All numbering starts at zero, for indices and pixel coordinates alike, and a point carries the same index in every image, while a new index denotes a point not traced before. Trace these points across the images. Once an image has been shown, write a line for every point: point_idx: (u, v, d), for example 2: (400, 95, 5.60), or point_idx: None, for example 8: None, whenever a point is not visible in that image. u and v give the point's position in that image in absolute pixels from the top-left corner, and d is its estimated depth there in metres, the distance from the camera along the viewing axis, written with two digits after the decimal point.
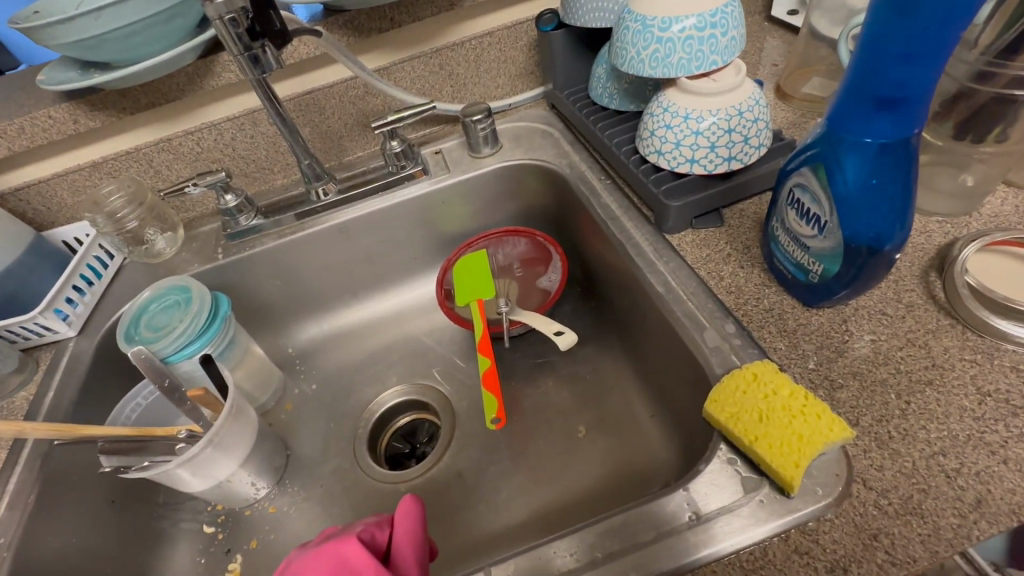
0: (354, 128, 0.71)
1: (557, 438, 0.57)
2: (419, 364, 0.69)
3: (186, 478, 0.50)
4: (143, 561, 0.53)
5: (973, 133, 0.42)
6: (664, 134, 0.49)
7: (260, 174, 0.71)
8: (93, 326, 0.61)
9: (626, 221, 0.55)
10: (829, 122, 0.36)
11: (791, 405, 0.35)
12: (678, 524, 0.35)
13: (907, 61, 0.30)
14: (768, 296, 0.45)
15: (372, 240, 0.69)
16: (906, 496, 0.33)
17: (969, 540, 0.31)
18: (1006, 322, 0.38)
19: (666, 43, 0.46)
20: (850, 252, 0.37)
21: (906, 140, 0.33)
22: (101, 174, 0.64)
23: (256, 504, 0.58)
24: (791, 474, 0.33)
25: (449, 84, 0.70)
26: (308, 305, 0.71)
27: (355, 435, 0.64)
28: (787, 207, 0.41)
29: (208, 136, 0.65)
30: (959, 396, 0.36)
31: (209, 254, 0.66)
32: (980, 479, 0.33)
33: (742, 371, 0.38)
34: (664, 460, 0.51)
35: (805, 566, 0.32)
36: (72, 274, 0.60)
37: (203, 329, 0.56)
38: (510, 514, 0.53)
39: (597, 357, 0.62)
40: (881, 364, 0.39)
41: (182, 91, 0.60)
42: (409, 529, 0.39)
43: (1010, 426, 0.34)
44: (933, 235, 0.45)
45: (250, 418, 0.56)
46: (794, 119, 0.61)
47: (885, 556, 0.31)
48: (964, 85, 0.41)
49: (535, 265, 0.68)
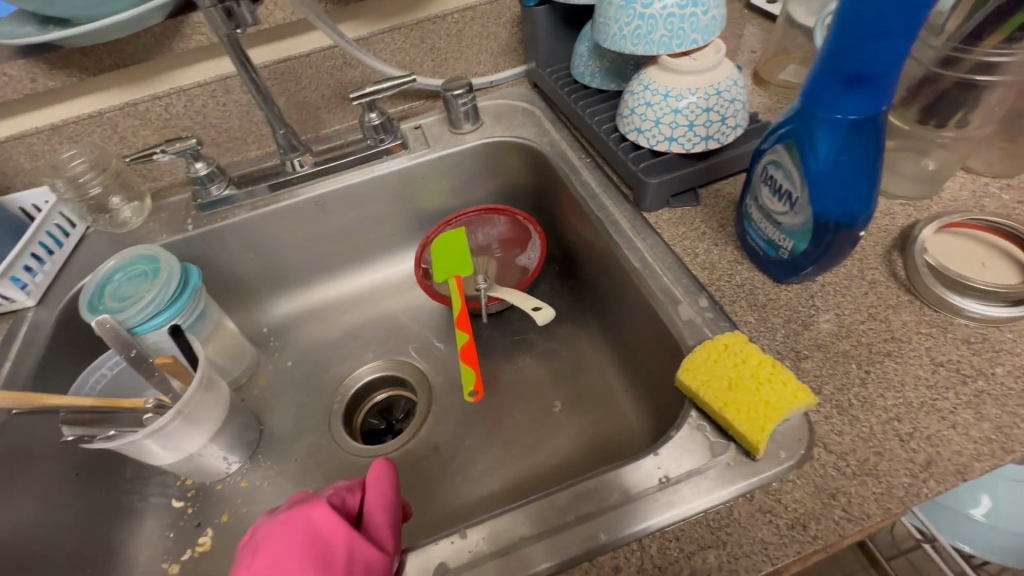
0: (332, 100, 0.69)
1: (533, 412, 0.58)
2: (396, 340, 0.69)
3: (156, 451, 0.49)
4: (108, 536, 0.52)
5: (937, 117, 0.44)
6: (644, 112, 0.50)
7: (232, 144, 0.69)
8: (54, 296, 0.58)
9: (605, 198, 0.56)
10: (803, 99, 0.37)
11: (759, 372, 0.37)
12: (649, 486, 0.36)
13: (880, 38, 0.31)
14: (740, 273, 0.46)
15: (350, 215, 0.68)
16: (864, 457, 0.34)
17: (918, 497, 0.33)
18: (962, 298, 0.40)
19: (649, 20, 0.47)
20: (818, 227, 0.39)
21: (875, 117, 0.34)
22: (62, 138, 0.61)
23: (227, 479, 0.57)
24: (757, 437, 0.34)
25: (430, 59, 0.69)
26: (283, 280, 0.70)
27: (330, 409, 0.63)
28: (761, 184, 0.42)
29: (177, 101, 0.63)
30: (915, 365, 0.38)
31: (178, 225, 0.64)
32: (931, 442, 0.34)
33: (713, 342, 0.39)
34: (638, 432, 0.52)
35: (768, 524, 0.33)
36: (31, 241, 0.57)
37: (172, 299, 0.54)
38: (485, 486, 0.54)
39: (575, 335, 0.63)
40: (843, 337, 0.40)
41: (149, 52, 0.58)
42: (381, 494, 0.39)
43: (960, 394, 0.36)
44: (897, 217, 0.47)
45: (221, 391, 0.54)
46: (770, 104, 0.63)
47: (843, 513, 0.33)
48: (930, 70, 0.42)
49: (513, 243, 0.68)
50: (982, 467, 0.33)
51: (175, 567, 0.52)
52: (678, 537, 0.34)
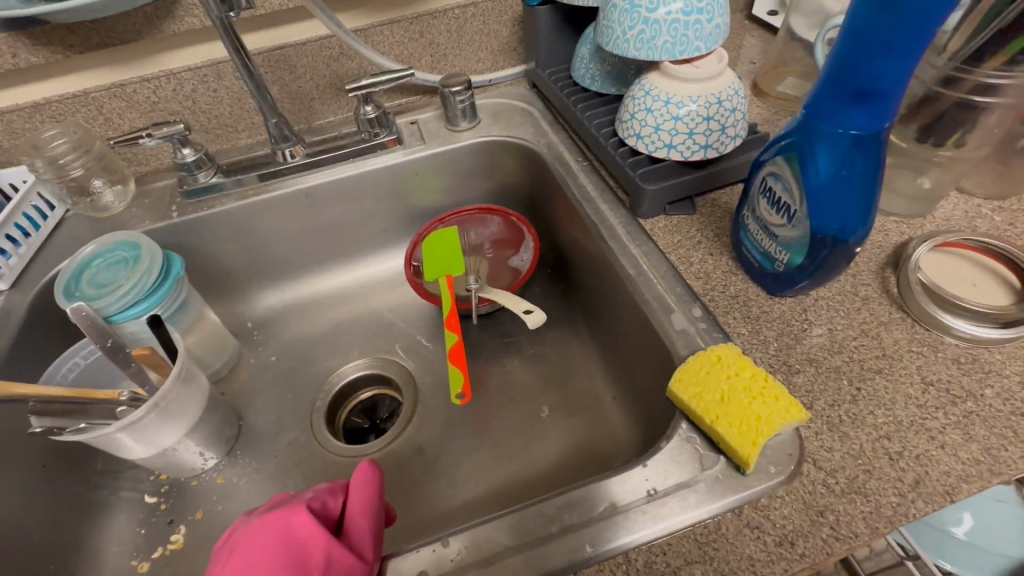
0: (327, 91, 0.68)
1: (520, 417, 0.58)
2: (383, 338, 0.68)
3: (129, 444, 0.48)
4: (76, 531, 0.50)
5: (936, 136, 0.44)
6: (644, 118, 0.49)
7: (222, 131, 0.67)
8: (28, 280, 0.56)
9: (601, 203, 0.55)
10: (806, 112, 0.37)
11: (751, 386, 0.36)
12: (636, 498, 0.35)
13: (887, 54, 0.31)
14: (735, 284, 0.46)
15: (341, 208, 0.67)
16: (853, 475, 0.34)
17: (906, 517, 0.33)
18: (951, 316, 0.40)
19: (653, 24, 0.46)
20: (815, 241, 0.39)
21: (878, 134, 0.34)
22: (43, 117, 0.59)
23: (203, 475, 0.56)
24: (748, 452, 0.34)
25: (429, 54, 0.68)
26: (270, 272, 0.69)
27: (313, 407, 0.62)
28: (759, 196, 0.42)
29: (166, 84, 0.61)
30: (905, 384, 0.38)
31: (162, 212, 0.62)
32: (919, 462, 0.34)
33: (707, 352, 0.39)
34: (626, 440, 0.52)
35: (756, 540, 0.33)
36: (7, 222, 0.55)
37: (152, 288, 0.52)
38: (469, 490, 0.53)
39: (566, 339, 0.62)
40: (835, 352, 0.40)
41: (139, 32, 0.57)
42: (364, 497, 0.38)
43: (949, 414, 0.36)
44: (890, 234, 0.47)
45: (200, 384, 0.53)
46: (768, 115, 0.63)
47: (831, 531, 0.32)
48: (930, 88, 0.42)
49: (506, 244, 0.67)
50: (969, 488, 0.33)
51: (145, 564, 0.50)
52: (665, 551, 0.33)
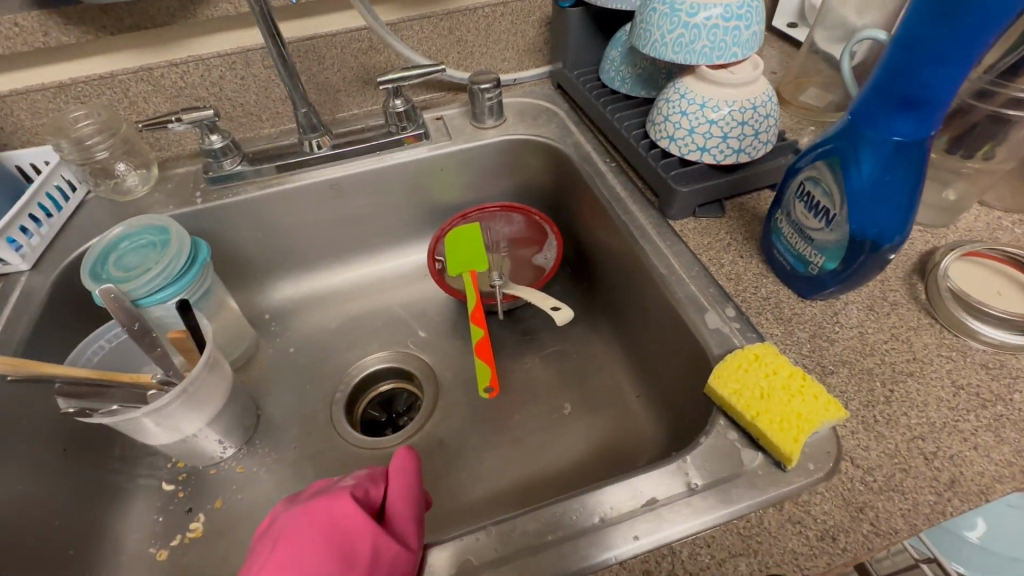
0: (354, 83, 0.68)
1: (541, 413, 0.58)
2: (402, 331, 0.68)
3: (154, 430, 0.47)
4: (94, 517, 0.49)
5: (965, 148, 0.45)
6: (678, 120, 0.50)
7: (247, 120, 0.67)
8: (49, 262, 0.55)
9: (630, 203, 0.56)
10: (851, 118, 0.38)
11: (790, 384, 0.37)
12: (678, 492, 0.36)
13: (937, 63, 0.32)
14: (765, 285, 0.47)
15: (365, 201, 0.67)
16: (890, 474, 0.35)
17: (943, 515, 0.33)
18: (979, 323, 0.41)
19: (692, 29, 0.47)
20: (853, 245, 0.39)
21: (922, 141, 0.35)
22: (68, 98, 0.58)
23: (222, 463, 0.55)
24: (791, 449, 0.34)
25: (456, 51, 0.68)
26: (290, 262, 0.68)
27: (332, 398, 0.62)
28: (795, 200, 0.43)
29: (194, 70, 0.61)
30: (937, 387, 0.39)
31: (185, 198, 0.62)
32: (954, 462, 0.35)
33: (745, 351, 0.39)
34: (650, 437, 0.52)
35: (798, 534, 0.33)
36: (30, 202, 0.54)
37: (179, 273, 0.52)
38: (492, 484, 0.53)
39: (587, 338, 0.63)
40: (867, 354, 0.41)
41: (172, 16, 0.57)
42: (404, 484, 0.39)
43: (980, 417, 0.37)
44: (917, 243, 0.48)
45: (225, 371, 0.52)
46: (791, 124, 0.64)
47: (871, 527, 0.33)
48: (963, 101, 0.44)
49: (528, 243, 0.68)
50: (1003, 488, 0.34)
51: (164, 552, 0.50)
52: (709, 544, 0.33)
